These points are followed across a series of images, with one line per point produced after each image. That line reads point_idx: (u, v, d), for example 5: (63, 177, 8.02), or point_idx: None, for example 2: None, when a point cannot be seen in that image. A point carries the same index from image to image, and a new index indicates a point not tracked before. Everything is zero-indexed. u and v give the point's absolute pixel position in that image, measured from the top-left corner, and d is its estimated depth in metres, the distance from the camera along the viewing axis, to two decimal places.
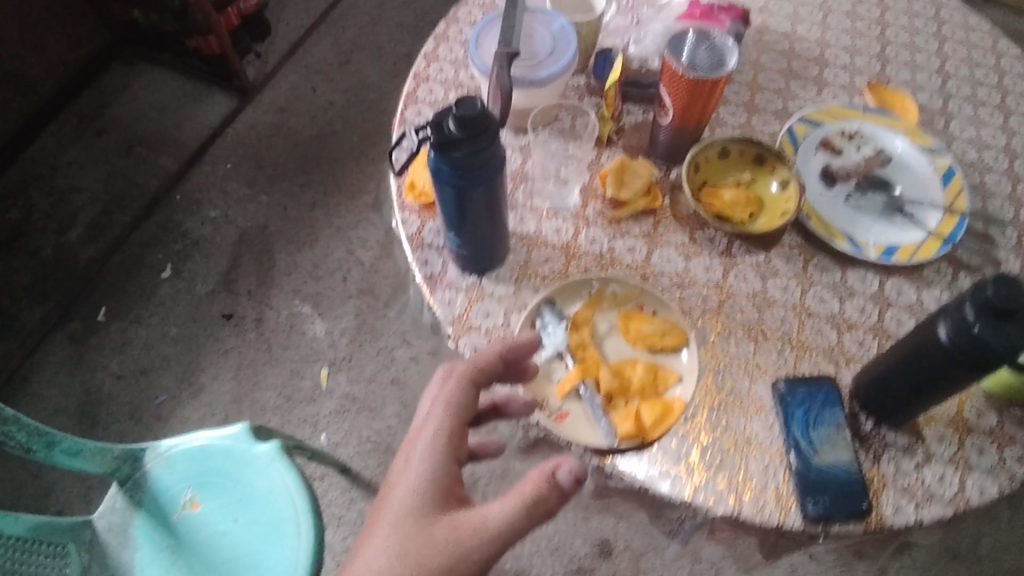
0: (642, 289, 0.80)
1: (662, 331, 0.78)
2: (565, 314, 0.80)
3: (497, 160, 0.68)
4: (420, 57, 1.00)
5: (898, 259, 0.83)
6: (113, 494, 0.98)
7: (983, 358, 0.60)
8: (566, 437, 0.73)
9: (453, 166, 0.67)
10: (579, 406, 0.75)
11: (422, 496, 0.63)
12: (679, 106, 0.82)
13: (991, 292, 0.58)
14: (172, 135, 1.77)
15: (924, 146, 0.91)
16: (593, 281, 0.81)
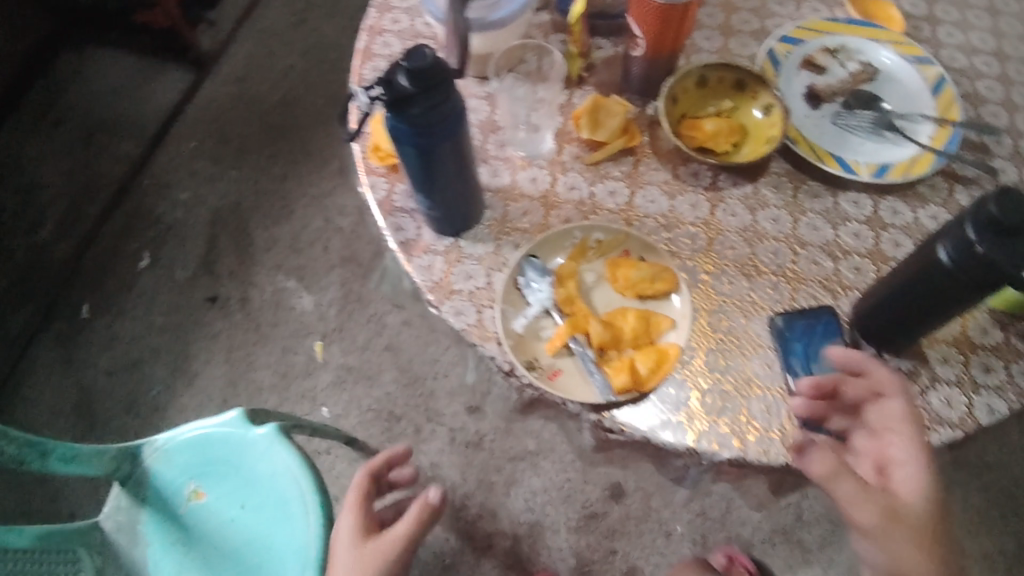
0: (627, 234, 0.77)
1: (651, 278, 0.75)
2: (550, 269, 0.77)
3: (457, 111, 0.64)
4: (372, 8, 0.94)
5: (890, 177, 0.79)
6: (116, 494, 0.98)
7: (986, 277, 0.57)
8: (561, 395, 0.70)
9: (412, 123, 0.63)
10: (571, 362, 0.73)
11: (354, 536, 0.77)
12: (653, 33, 0.77)
13: (994, 209, 0.54)
14: (130, 118, 1.69)
15: (911, 56, 0.87)
16: (576, 230, 0.78)
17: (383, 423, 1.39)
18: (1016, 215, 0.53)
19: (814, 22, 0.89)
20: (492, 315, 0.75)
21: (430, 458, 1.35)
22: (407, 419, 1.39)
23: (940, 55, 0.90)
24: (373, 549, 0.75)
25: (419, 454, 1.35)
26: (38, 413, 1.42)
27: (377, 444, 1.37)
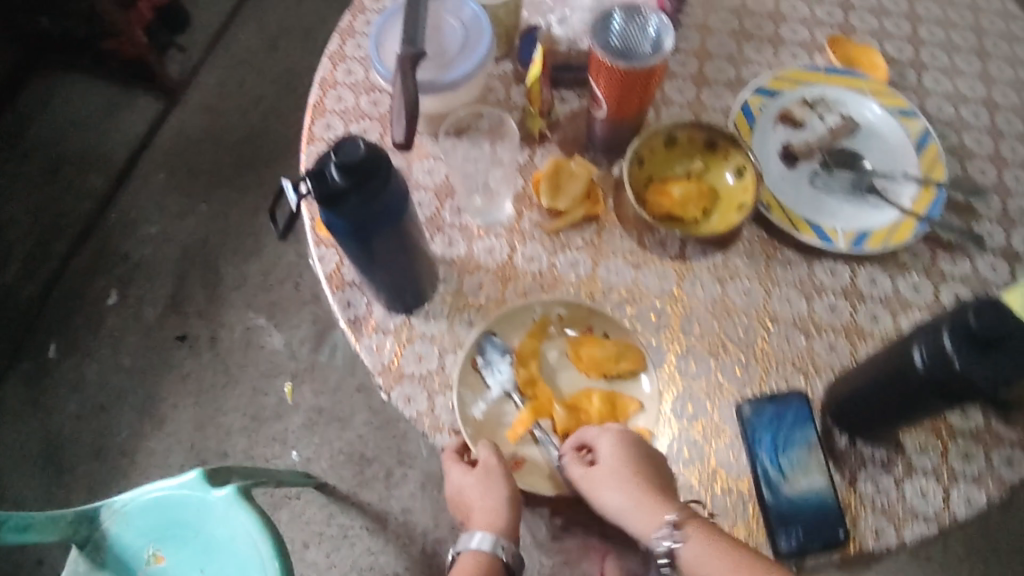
0: (592, 309, 0.71)
1: (617, 357, 0.70)
2: (509, 347, 0.71)
3: (398, 200, 0.60)
4: (325, 58, 0.89)
5: (870, 246, 0.74)
6: (74, 558, 0.94)
7: (962, 390, 0.52)
8: (525, 489, 0.67)
9: (349, 218, 0.58)
10: (536, 450, 0.69)
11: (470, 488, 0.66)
12: (613, 95, 0.71)
13: (973, 323, 0.50)
14: (99, 149, 1.63)
15: (894, 108, 0.81)
16: (536, 306, 0.72)
17: (354, 467, 1.34)
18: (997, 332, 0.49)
19: (792, 71, 0.83)
20: (443, 403, 0.70)
21: (402, 503, 1.31)
22: (378, 462, 1.35)
23: (925, 104, 0.85)
24: (490, 472, 0.65)
25: (391, 499, 1.32)
26: (5, 461, 1.38)
27: (348, 489, 1.33)
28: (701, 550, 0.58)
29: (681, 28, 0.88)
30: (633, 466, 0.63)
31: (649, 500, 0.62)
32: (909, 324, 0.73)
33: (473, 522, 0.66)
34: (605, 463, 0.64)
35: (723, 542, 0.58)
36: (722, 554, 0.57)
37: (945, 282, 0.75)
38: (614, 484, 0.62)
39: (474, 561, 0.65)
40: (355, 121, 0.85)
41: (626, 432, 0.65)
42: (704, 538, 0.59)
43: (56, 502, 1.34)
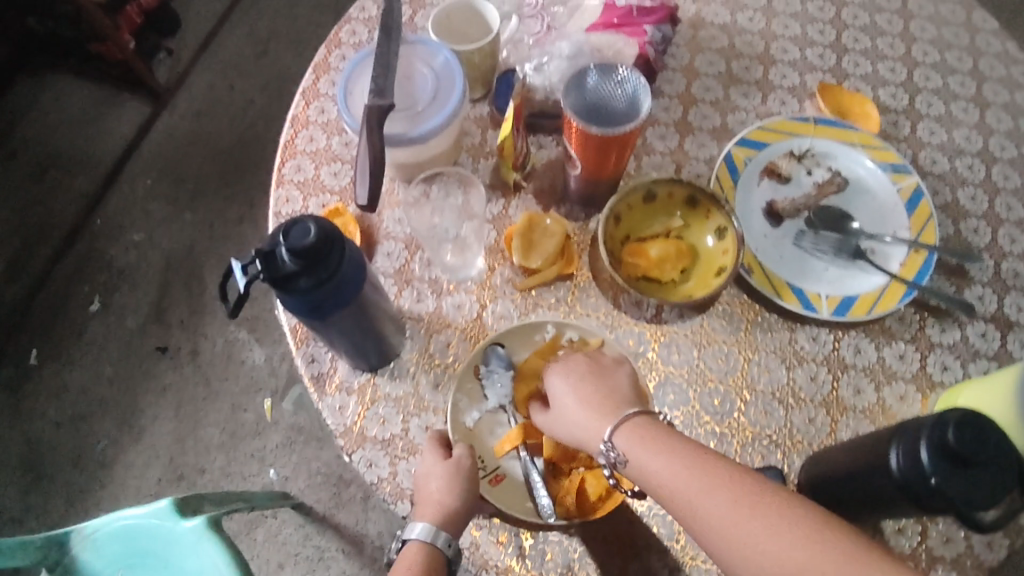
0: (602, 339, 0.69)
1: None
2: (514, 361, 0.69)
3: (352, 279, 0.58)
4: (298, 94, 0.87)
5: (853, 315, 0.72)
6: None
7: (930, 504, 0.51)
8: (496, 503, 0.64)
9: (301, 300, 0.57)
10: (517, 468, 0.66)
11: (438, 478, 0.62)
12: (586, 155, 0.69)
13: (952, 437, 0.49)
14: (85, 150, 1.53)
15: (884, 162, 0.78)
16: (548, 324, 0.70)
17: (332, 489, 1.28)
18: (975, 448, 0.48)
19: (779, 121, 0.80)
20: (406, 469, 0.68)
21: (379, 526, 1.25)
22: (356, 484, 1.28)
23: (918, 157, 0.82)
24: (459, 462, 0.63)
25: (367, 522, 1.26)
26: None
27: (325, 511, 1.26)
28: (639, 455, 0.54)
29: (666, 71, 0.84)
30: (572, 388, 0.61)
31: (588, 414, 0.59)
32: (892, 396, 0.71)
33: (419, 511, 0.62)
34: (553, 401, 0.62)
35: (662, 443, 0.54)
36: (662, 455, 0.53)
37: (932, 350, 0.73)
38: (561, 417, 0.61)
39: (418, 550, 0.60)
40: (327, 163, 0.83)
41: (568, 360, 0.63)
42: (642, 441, 0.55)
43: (33, 512, 1.28)
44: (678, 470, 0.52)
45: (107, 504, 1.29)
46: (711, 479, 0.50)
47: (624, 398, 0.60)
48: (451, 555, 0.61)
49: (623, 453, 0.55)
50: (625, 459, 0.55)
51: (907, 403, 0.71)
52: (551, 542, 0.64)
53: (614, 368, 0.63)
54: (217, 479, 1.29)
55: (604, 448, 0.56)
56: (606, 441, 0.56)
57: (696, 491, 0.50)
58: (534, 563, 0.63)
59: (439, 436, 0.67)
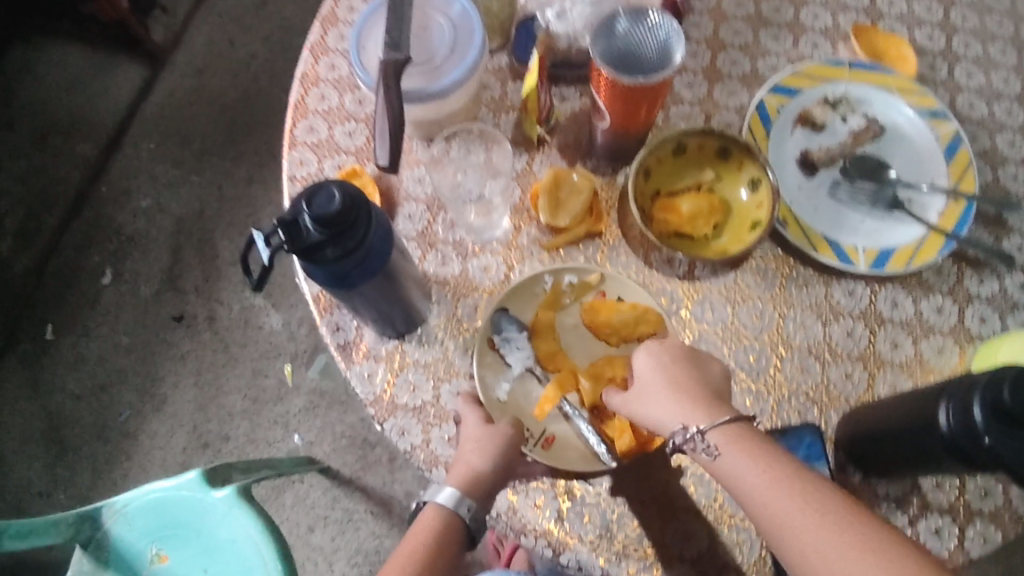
0: (603, 273, 0.68)
1: (633, 322, 0.66)
2: (523, 322, 0.68)
3: (379, 244, 0.57)
4: (306, 50, 0.83)
5: (891, 268, 0.70)
6: (77, 558, 0.80)
7: (981, 461, 0.51)
8: (563, 466, 0.63)
9: (326, 268, 0.55)
10: (566, 427, 0.65)
11: (483, 442, 0.61)
12: (615, 107, 0.66)
13: (1007, 397, 0.47)
14: (84, 115, 1.49)
15: (923, 109, 0.75)
16: (544, 275, 0.68)
17: (357, 452, 1.28)
18: None
19: (812, 66, 0.76)
20: (439, 437, 0.68)
21: (406, 487, 1.26)
22: (381, 447, 1.28)
23: (955, 101, 0.79)
24: (496, 433, 0.61)
25: (394, 483, 1.27)
26: (4, 444, 1.32)
27: (351, 474, 1.27)
28: (734, 456, 0.51)
29: (692, 15, 0.80)
30: (662, 371, 0.58)
31: (680, 403, 0.55)
32: (930, 349, 0.70)
33: (449, 477, 0.60)
34: (637, 380, 0.59)
35: (760, 449, 0.51)
36: (759, 457, 0.50)
37: (970, 304, 0.71)
38: (646, 398, 0.58)
39: (436, 513, 0.57)
40: (340, 123, 0.80)
41: (661, 342, 0.60)
42: (737, 443, 0.52)
43: (60, 484, 1.29)
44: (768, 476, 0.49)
45: (134, 474, 1.30)
46: (804, 493, 0.47)
47: (719, 397, 0.57)
48: (471, 525, 0.58)
49: (714, 446, 0.52)
50: (716, 454, 0.52)
51: (945, 356, 0.70)
52: (591, 505, 0.64)
53: (706, 361, 0.60)
54: (242, 446, 1.30)
55: (691, 438, 0.53)
56: (696, 430, 0.53)
57: (785, 502, 0.47)
58: (572, 525, 0.64)
59: (474, 399, 0.65)
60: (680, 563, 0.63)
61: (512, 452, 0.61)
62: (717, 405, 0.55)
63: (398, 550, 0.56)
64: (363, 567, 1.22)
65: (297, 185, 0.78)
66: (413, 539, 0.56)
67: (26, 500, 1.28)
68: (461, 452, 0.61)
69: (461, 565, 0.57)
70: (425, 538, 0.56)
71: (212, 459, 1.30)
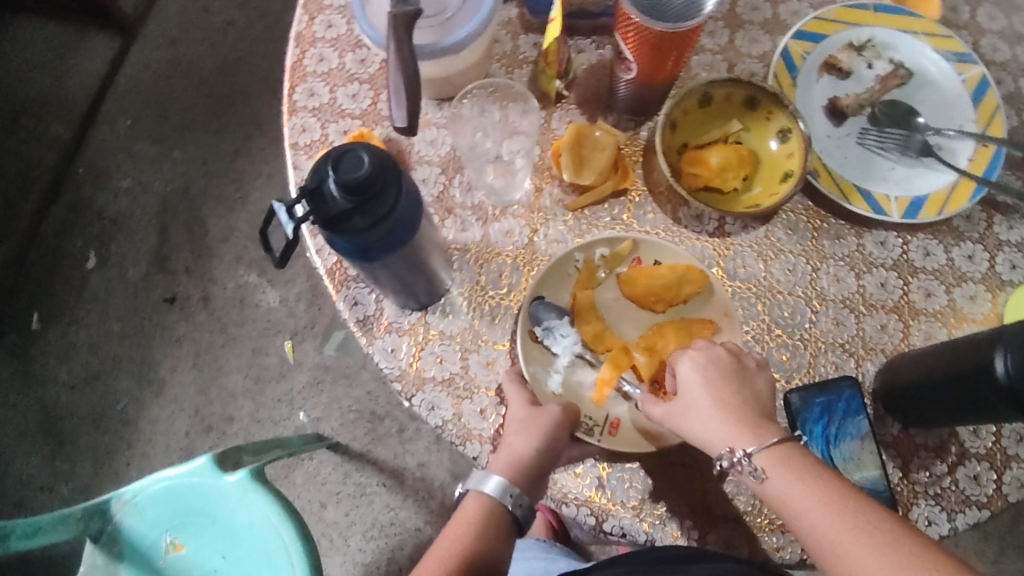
0: (636, 238, 0.66)
1: (674, 286, 0.64)
2: (563, 307, 0.65)
3: (407, 215, 0.54)
4: (300, 8, 0.78)
5: (924, 216, 0.69)
6: (89, 551, 0.78)
7: None
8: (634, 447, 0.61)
9: (353, 240, 0.51)
10: (626, 407, 0.63)
11: (534, 424, 0.60)
12: (642, 55, 0.63)
13: None
14: (56, 94, 1.41)
15: (949, 53, 0.73)
16: (575, 253, 0.66)
17: (366, 425, 1.25)
18: None
19: (837, 10, 0.74)
20: (470, 409, 0.65)
21: (418, 458, 1.24)
22: (391, 419, 1.25)
23: (978, 44, 0.77)
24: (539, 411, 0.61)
25: (406, 455, 1.24)
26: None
27: (361, 448, 1.24)
28: (783, 490, 0.50)
29: None
30: (708, 387, 0.56)
31: (724, 424, 0.55)
32: (963, 297, 0.68)
33: (492, 465, 0.60)
34: (682, 394, 0.57)
35: (804, 478, 0.50)
36: (808, 484, 0.50)
37: (1000, 250, 0.70)
38: (688, 414, 0.57)
39: (481, 501, 0.57)
40: (342, 84, 0.76)
41: (710, 350, 0.58)
42: (789, 469, 0.51)
43: (61, 477, 1.26)
44: (815, 515, 0.48)
45: (138, 462, 1.27)
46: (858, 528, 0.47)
47: (762, 415, 0.56)
48: (518, 516, 0.58)
49: (760, 470, 0.52)
50: (763, 481, 0.51)
51: (978, 303, 0.68)
52: (631, 471, 0.63)
53: (752, 372, 0.59)
54: (247, 426, 1.26)
55: (738, 461, 0.53)
56: (742, 453, 0.53)
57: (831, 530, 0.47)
58: (614, 492, 0.63)
59: (519, 375, 0.64)
60: (725, 523, 0.63)
61: (557, 432, 0.60)
62: (760, 427, 0.54)
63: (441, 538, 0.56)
64: (379, 541, 1.21)
65: (301, 154, 0.74)
66: (446, 533, 0.56)
67: (28, 494, 1.25)
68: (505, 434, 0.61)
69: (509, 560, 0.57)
70: (469, 528, 0.56)
71: (217, 442, 1.27)
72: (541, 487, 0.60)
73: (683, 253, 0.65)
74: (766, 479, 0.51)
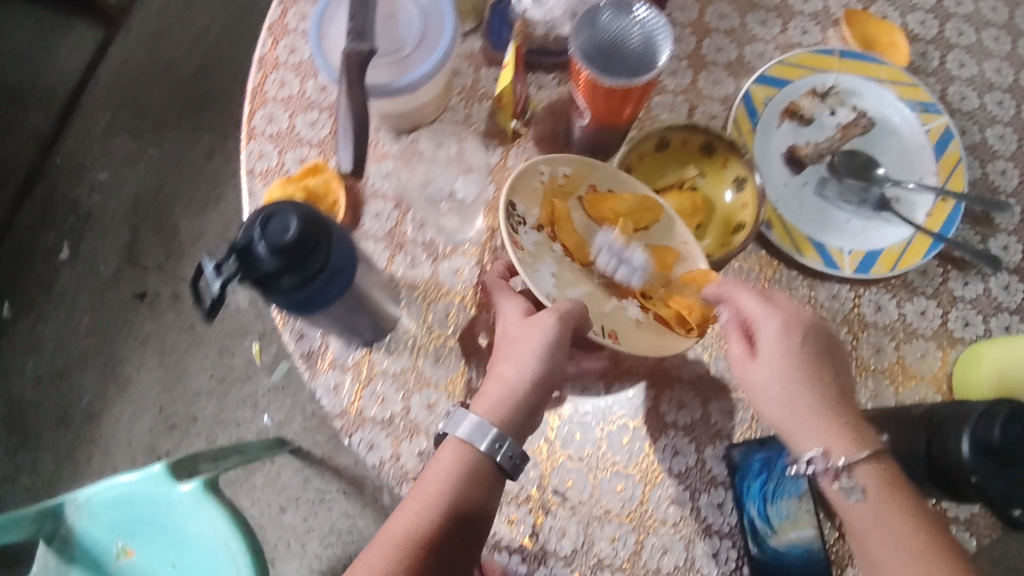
0: (591, 165, 0.65)
1: (635, 212, 0.65)
2: (530, 220, 0.63)
3: (345, 266, 0.54)
4: (265, 31, 0.77)
5: (876, 271, 0.68)
6: (43, 553, 0.79)
7: (957, 485, 0.50)
8: (643, 351, 0.61)
9: (287, 300, 0.51)
10: (619, 320, 0.64)
11: (530, 341, 0.59)
12: (596, 104, 0.62)
13: (997, 434, 0.46)
14: (33, 84, 1.40)
15: (915, 102, 0.72)
16: (542, 164, 0.63)
17: (328, 432, 1.25)
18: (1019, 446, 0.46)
19: (802, 54, 0.72)
20: (409, 450, 0.65)
21: None
22: None
23: (946, 92, 0.76)
24: (531, 330, 0.59)
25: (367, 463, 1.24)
26: None
27: (323, 454, 1.25)
28: (878, 514, 0.52)
29: None
30: (801, 365, 0.56)
31: (815, 414, 0.55)
32: (912, 354, 0.68)
33: (477, 405, 0.59)
34: (771, 366, 0.56)
35: (904, 505, 0.52)
36: (903, 520, 0.51)
37: (953, 306, 0.69)
38: (777, 395, 0.56)
39: (457, 449, 0.57)
40: (302, 112, 0.74)
41: (797, 321, 0.57)
42: (884, 499, 0.52)
43: (24, 469, 1.26)
44: (907, 550, 0.50)
45: (101, 458, 1.26)
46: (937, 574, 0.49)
47: (850, 402, 0.56)
48: (500, 463, 0.57)
49: (860, 488, 0.53)
50: (860, 499, 0.52)
51: (927, 361, 0.68)
52: (568, 520, 0.64)
53: (840, 349, 0.59)
54: (210, 428, 1.27)
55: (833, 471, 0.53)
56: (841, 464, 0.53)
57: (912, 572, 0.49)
58: (547, 540, 0.64)
59: (504, 274, 0.66)
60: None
61: (557, 346, 0.58)
62: (859, 431, 0.55)
63: (413, 494, 0.57)
64: (336, 548, 1.21)
65: (257, 181, 0.72)
66: (432, 475, 0.57)
67: None
68: (497, 364, 0.61)
69: (493, 511, 0.57)
70: (443, 483, 0.56)
71: (180, 441, 1.27)
72: (531, 424, 0.60)
73: (638, 181, 0.66)
74: (868, 499, 0.52)
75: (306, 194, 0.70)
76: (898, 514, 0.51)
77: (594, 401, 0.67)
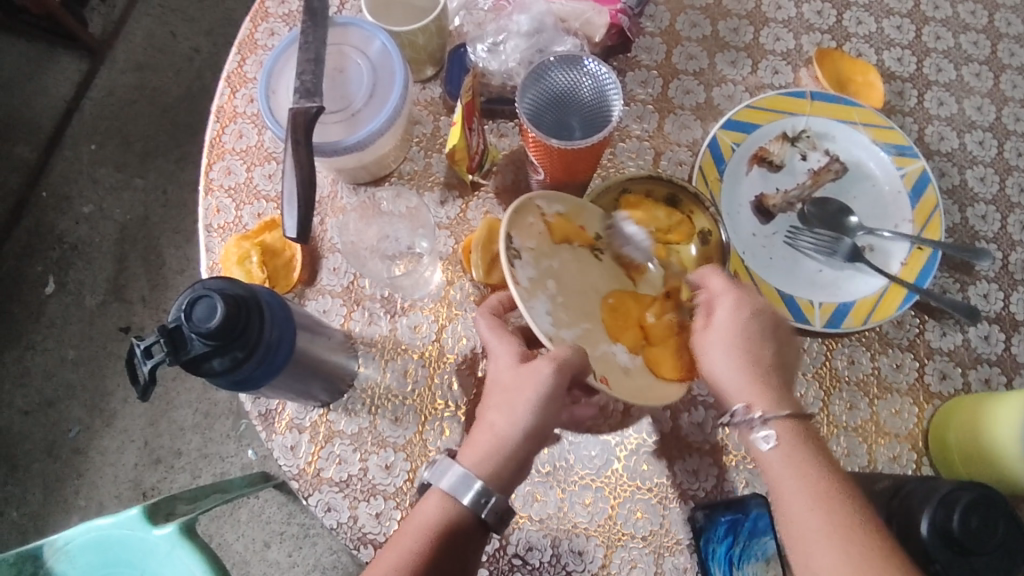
0: (583, 204, 0.62)
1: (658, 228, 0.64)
2: (525, 253, 0.56)
3: (286, 341, 0.53)
4: (223, 81, 0.76)
5: (848, 325, 0.65)
6: None
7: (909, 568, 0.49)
8: (632, 398, 0.57)
9: (231, 380, 0.50)
10: (615, 367, 0.58)
11: (527, 391, 0.54)
12: (550, 162, 0.60)
13: (957, 524, 0.46)
14: (21, 116, 1.40)
15: (890, 145, 0.69)
16: (537, 201, 0.59)
17: None
18: (979, 536, 0.46)
19: (772, 97, 0.70)
20: (367, 513, 0.63)
21: None
22: None
23: (924, 133, 0.73)
24: (527, 378, 0.55)
25: None
26: None
27: None
28: (792, 465, 0.50)
29: (644, 36, 0.74)
30: (742, 334, 0.54)
31: (753, 379, 0.53)
32: (888, 411, 0.65)
33: (463, 455, 0.54)
34: (714, 326, 0.55)
35: (815, 458, 0.50)
36: (808, 474, 0.49)
37: (931, 358, 0.67)
38: (711, 352, 0.55)
39: (441, 502, 0.52)
40: (260, 164, 0.73)
41: (748, 293, 0.56)
42: (796, 447, 0.51)
43: (11, 503, 1.26)
44: (810, 495, 0.48)
45: (87, 492, 1.26)
46: (835, 524, 0.47)
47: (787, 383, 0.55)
48: (484, 520, 0.52)
49: (771, 435, 0.51)
50: (773, 449, 0.51)
51: (902, 417, 0.65)
52: None
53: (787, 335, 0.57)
54: (195, 461, 1.26)
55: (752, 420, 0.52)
56: (757, 415, 0.52)
57: (809, 518, 0.47)
58: None
59: (494, 315, 0.60)
60: None
61: (548, 399, 0.54)
62: (787, 398, 0.53)
63: (391, 545, 0.52)
64: None
65: (214, 236, 0.71)
66: (406, 528, 0.52)
67: None
68: (485, 411, 0.56)
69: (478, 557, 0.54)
70: (419, 539, 0.51)
71: (165, 475, 1.26)
72: (520, 477, 0.55)
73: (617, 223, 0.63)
74: (784, 450, 0.51)
75: (261, 250, 0.68)
76: (809, 469, 0.49)
77: (555, 461, 0.65)
